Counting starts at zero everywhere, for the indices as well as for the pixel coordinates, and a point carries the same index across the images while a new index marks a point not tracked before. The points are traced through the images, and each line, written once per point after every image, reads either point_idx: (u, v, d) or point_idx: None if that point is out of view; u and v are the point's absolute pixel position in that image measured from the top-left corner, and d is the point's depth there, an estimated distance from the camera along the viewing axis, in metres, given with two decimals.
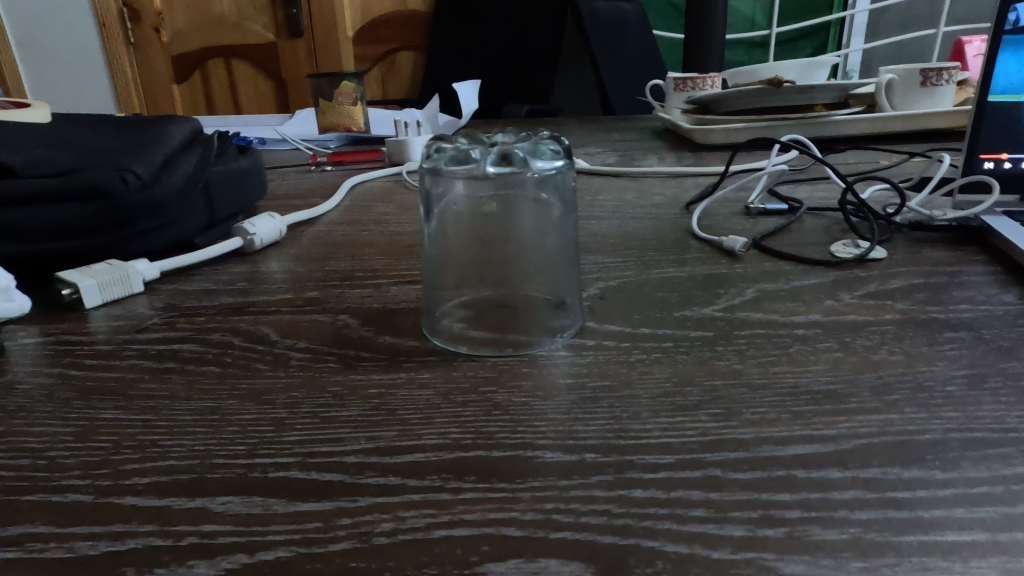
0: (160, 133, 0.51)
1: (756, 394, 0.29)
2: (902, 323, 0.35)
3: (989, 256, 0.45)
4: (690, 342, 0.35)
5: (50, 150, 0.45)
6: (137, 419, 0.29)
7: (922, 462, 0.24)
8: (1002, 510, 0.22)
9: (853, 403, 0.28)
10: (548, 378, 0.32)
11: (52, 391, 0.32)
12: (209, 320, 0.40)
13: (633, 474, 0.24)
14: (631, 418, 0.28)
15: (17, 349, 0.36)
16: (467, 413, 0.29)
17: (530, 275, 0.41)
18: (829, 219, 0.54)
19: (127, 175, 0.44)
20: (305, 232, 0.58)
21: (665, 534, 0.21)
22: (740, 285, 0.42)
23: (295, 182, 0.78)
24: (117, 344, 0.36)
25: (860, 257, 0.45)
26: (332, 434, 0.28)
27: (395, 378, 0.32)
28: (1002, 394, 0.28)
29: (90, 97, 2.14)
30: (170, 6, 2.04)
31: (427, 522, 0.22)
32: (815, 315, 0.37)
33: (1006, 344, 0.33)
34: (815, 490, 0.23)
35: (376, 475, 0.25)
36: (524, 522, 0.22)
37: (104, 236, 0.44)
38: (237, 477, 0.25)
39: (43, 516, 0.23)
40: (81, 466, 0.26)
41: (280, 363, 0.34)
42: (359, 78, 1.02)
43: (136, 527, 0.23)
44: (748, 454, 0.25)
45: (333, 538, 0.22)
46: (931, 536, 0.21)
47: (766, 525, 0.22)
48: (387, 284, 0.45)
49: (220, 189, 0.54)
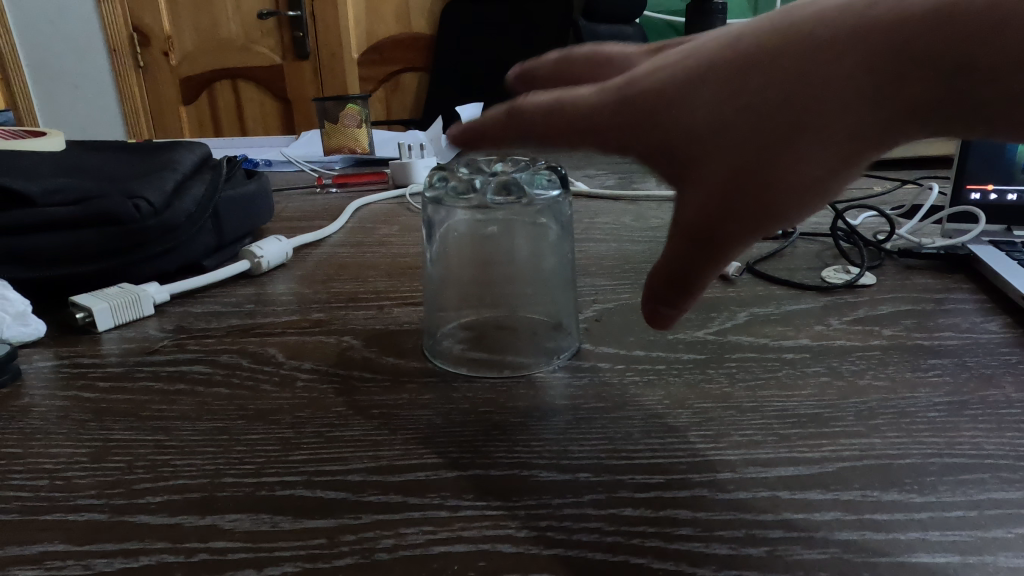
0: (170, 160, 0.53)
1: (744, 417, 0.30)
2: (888, 348, 0.37)
3: (975, 283, 0.46)
4: (682, 364, 0.36)
5: (67, 178, 0.47)
6: (150, 439, 0.30)
7: (900, 485, 0.25)
8: (976, 534, 0.23)
9: (838, 426, 0.29)
10: (544, 399, 0.33)
11: (67, 412, 0.33)
12: (217, 341, 0.41)
13: (625, 493, 0.26)
14: (624, 439, 0.29)
15: (32, 370, 0.37)
16: (466, 434, 0.30)
17: (528, 296, 0.43)
18: (821, 244, 0.55)
19: (138, 202, 0.45)
20: (310, 254, 0.59)
21: (653, 552, 0.23)
22: (732, 309, 0.43)
23: (301, 204, 0.80)
24: (129, 366, 0.38)
25: (849, 282, 0.46)
26: (336, 453, 0.29)
27: (397, 399, 0.33)
28: (982, 420, 0.30)
29: (99, 120, 2.17)
30: (180, 29, 2.08)
31: (427, 539, 0.24)
32: (804, 339, 0.38)
33: (987, 370, 0.34)
34: (797, 510, 0.24)
35: (378, 493, 0.26)
36: (519, 539, 0.23)
37: (116, 260, 0.46)
38: (244, 495, 0.26)
39: (60, 534, 0.24)
40: (96, 485, 0.27)
41: (285, 383, 0.35)
42: (365, 101, 1.04)
43: (149, 544, 0.24)
44: (733, 475, 0.26)
45: (337, 554, 0.23)
46: (905, 557, 0.22)
47: (748, 544, 0.23)
48: (390, 305, 0.47)
49: (229, 213, 0.56)
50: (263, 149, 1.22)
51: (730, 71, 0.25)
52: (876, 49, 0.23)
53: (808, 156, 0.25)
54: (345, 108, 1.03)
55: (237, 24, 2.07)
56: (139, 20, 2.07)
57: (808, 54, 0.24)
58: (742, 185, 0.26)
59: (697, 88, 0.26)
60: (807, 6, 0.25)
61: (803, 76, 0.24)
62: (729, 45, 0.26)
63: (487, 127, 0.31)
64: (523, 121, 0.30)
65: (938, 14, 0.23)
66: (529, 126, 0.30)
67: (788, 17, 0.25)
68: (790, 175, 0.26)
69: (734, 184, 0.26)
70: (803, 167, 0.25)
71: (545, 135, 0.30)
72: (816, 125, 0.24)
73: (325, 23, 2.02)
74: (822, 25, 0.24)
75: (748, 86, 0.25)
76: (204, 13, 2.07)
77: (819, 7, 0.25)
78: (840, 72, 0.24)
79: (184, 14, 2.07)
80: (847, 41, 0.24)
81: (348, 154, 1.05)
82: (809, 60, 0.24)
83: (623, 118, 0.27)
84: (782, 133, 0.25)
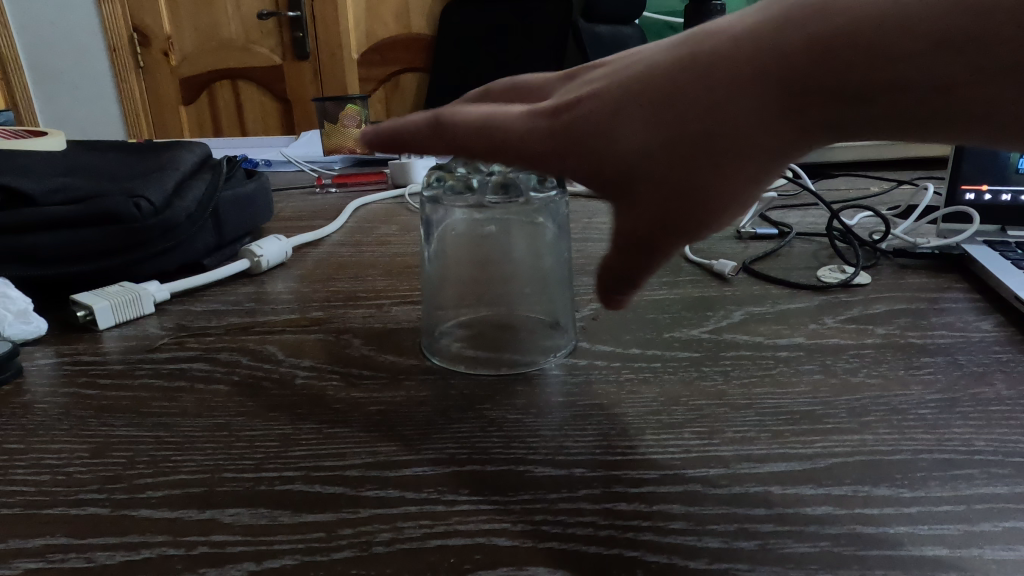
0: (170, 160, 0.53)
1: (738, 414, 0.31)
2: (882, 347, 0.37)
3: (969, 282, 0.46)
4: (677, 362, 0.36)
5: (68, 178, 0.47)
6: (151, 435, 0.30)
7: (890, 480, 0.26)
8: (964, 528, 0.23)
9: (831, 423, 0.30)
10: (541, 396, 0.33)
11: (69, 409, 0.33)
12: (217, 339, 0.41)
13: (619, 488, 0.26)
14: (619, 436, 0.29)
15: (34, 367, 0.38)
16: (463, 430, 0.30)
17: (526, 295, 0.43)
18: (817, 244, 0.56)
19: (139, 202, 0.46)
20: (309, 254, 0.60)
21: (647, 545, 0.23)
22: (728, 308, 0.44)
23: (300, 203, 0.80)
24: (130, 364, 0.38)
25: (844, 281, 0.47)
26: (334, 449, 0.29)
27: (395, 396, 0.34)
28: (972, 417, 0.30)
29: (99, 121, 2.17)
30: (180, 29, 2.08)
31: (424, 532, 0.24)
32: (799, 338, 0.39)
33: (979, 368, 0.34)
34: (789, 505, 0.25)
35: (376, 488, 0.26)
36: (514, 533, 0.24)
37: (117, 259, 0.46)
38: (245, 490, 0.26)
39: (63, 527, 0.25)
40: (98, 480, 0.27)
41: (285, 381, 0.36)
42: (365, 101, 1.05)
43: (150, 537, 0.24)
44: (727, 471, 0.27)
45: (336, 547, 0.23)
46: (894, 550, 0.22)
47: (741, 538, 0.23)
48: (389, 304, 0.47)
49: (229, 213, 0.56)
50: (263, 150, 1.23)
51: (647, 100, 0.26)
52: (776, 78, 0.24)
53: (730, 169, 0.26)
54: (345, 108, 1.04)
55: (237, 24, 2.07)
56: (139, 21, 2.07)
57: (716, 83, 0.25)
58: (670, 202, 0.27)
59: (621, 116, 0.27)
60: (714, 36, 0.26)
61: (714, 103, 0.25)
62: (646, 73, 0.27)
63: (424, 148, 0.32)
64: (462, 145, 0.31)
65: (829, 41, 0.23)
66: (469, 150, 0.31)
67: (698, 48, 0.26)
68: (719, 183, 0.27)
69: (664, 199, 0.27)
70: (727, 182, 0.26)
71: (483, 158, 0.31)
72: (731, 147, 0.26)
73: (324, 24, 2.03)
74: (728, 56, 0.25)
75: (665, 115, 0.26)
76: (203, 13, 2.07)
77: (724, 37, 0.26)
78: (747, 99, 0.25)
79: (184, 15, 2.07)
80: (751, 71, 0.25)
81: (348, 154, 1.05)
82: (718, 89, 0.25)
83: (553, 143, 0.29)
84: (703, 155, 0.26)
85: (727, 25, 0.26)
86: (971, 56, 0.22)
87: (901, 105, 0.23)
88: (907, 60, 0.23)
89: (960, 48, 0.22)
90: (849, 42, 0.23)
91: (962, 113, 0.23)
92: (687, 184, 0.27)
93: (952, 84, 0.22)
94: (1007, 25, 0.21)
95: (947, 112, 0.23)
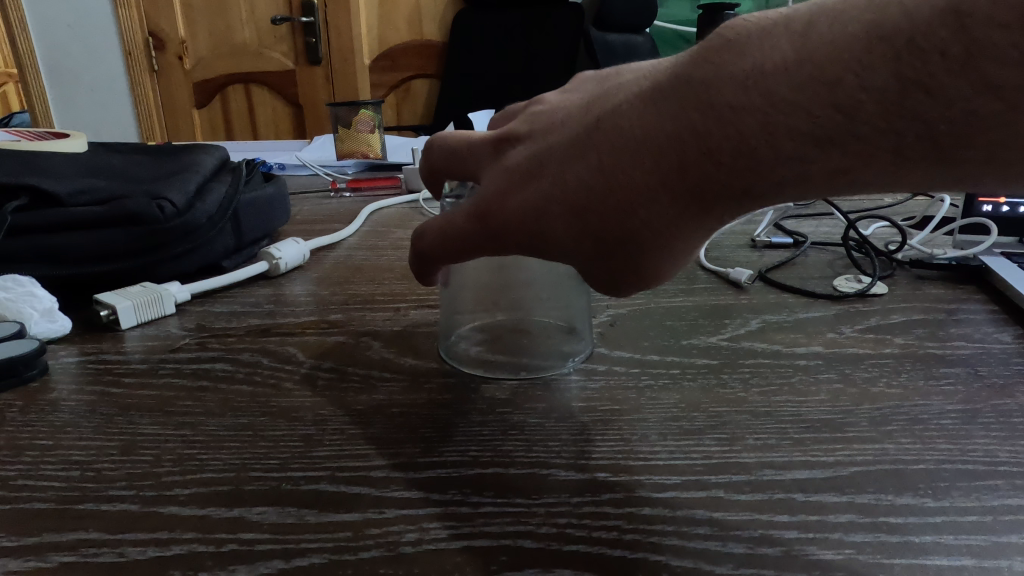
0: (191, 163, 0.54)
1: (759, 422, 0.31)
2: (901, 357, 0.37)
3: (987, 294, 0.46)
4: (696, 369, 0.36)
5: (92, 180, 0.48)
6: (177, 434, 0.31)
7: (914, 489, 0.26)
8: (991, 538, 0.23)
9: (852, 431, 0.30)
10: (560, 401, 0.33)
11: (95, 407, 0.33)
12: (238, 340, 0.42)
13: (641, 493, 0.26)
14: (640, 441, 0.30)
15: (59, 366, 0.38)
16: (484, 433, 0.31)
17: (543, 300, 0.42)
18: (833, 253, 0.56)
19: (163, 203, 0.47)
20: (327, 257, 0.60)
21: (671, 550, 0.23)
22: (745, 316, 0.44)
23: (316, 207, 0.81)
24: (153, 363, 0.38)
25: (861, 291, 0.47)
26: (357, 451, 0.29)
27: (416, 399, 0.34)
28: (995, 428, 0.30)
29: (114, 125, 2.18)
30: (195, 34, 2.12)
31: (449, 534, 0.24)
32: (816, 346, 0.39)
33: (1000, 380, 0.34)
34: (812, 513, 0.25)
35: (401, 489, 0.27)
36: (539, 535, 0.24)
37: (141, 259, 0.47)
38: (271, 489, 0.27)
39: (95, 522, 0.25)
40: (126, 477, 0.28)
41: (307, 382, 0.36)
42: (379, 107, 1.06)
43: (179, 534, 0.24)
44: (750, 477, 0.27)
45: (362, 547, 0.24)
46: (920, 559, 0.22)
47: (765, 544, 0.23)
48: (406, 308, 0.47)
49: (249, 216, 0.57)
50: (277, 154, 1.24)
51: (569, 201, 0.28)
52: (679, 180, 0.25)
53: (668, 240, 0.27)
54: (358, 113, 1.04)
55: (251, 29, 2.10)
56: (155, 26, 2.09)
57: (625, 187, 0.26)
58: (621, 275, 0.29)
59: (550, 216, 0.28)
60: (614, 132, 0.27)
61: (627, 206, 0.26)
62: (562, 169, 0.28)
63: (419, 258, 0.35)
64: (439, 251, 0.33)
65: (719, 146, 0.24)
66: (442, 255, 0.33)
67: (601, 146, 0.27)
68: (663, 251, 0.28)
69: (613, 275, 0.29)
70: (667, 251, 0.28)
71: (454, 260, 0.33)
72: (657, 237, 0.27)
73: (337, 30, 2.05)
74: (629, 159, 0.26)
75: (586, 215, 0.27)
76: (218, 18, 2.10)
77: (624, 134, 0.26)
78: (656, 200, 0.26)
79: (199, 20, 2.11)
80: (654, 175, 0.25)
81: (361, 159, 1.06)
82: (628, 193, 0.26)
83: (500, 242, 0.30)
84: (635, 243, 0.27)
85: (622, 119, 0.27)
86: (853, 148, 0.22)
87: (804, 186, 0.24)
88: (797, 158, 0.23)
89: (842, 143, 0.22)
90: (737, 147, 0.24)
91: (860, 186, 0.24)
92: (629, 263, 0.28)
93: (846, 169, 0.23)
94: (880, 117, 0.21)
95: (849, 188, 0.24)
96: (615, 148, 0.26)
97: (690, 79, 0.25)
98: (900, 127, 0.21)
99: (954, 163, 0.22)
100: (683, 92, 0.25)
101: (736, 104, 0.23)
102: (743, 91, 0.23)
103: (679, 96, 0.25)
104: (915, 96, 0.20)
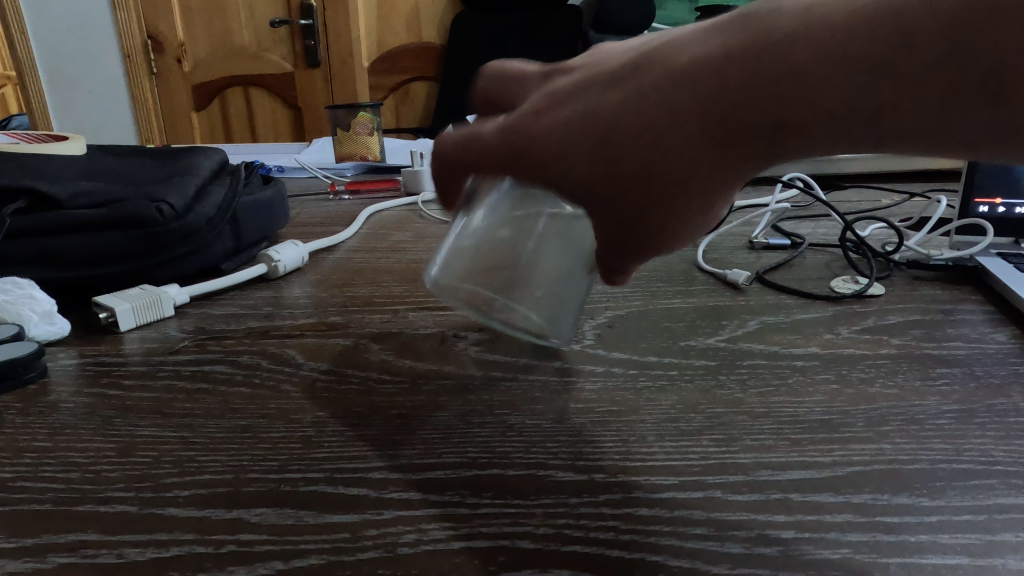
0: (190, 165, 0.54)
1: (756, 422, 0.31)
2: (897, 357, 0.37)
3: (984, 294, 0.47)
4: (694, 370, 0.37)
5: (91, 182, 0.48)
6: (176, 436, 0.31)
7: (909, 489, 0.26)
8: (986, 536, 0.23)
9: (848, 432, 0.30)
10: (559, 402, 0.34)
11: (94, 409, 0.34)
12: (237, 343, 0.42)
13: (639, 494, 0.26)
14: (638, 442, 0.30)
15: (58, 368, 0.38)
16: (482, 434, 0.31)
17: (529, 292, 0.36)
18: (830, 254, 0.56)
19: (162, 207, 0.47)
20: (325, 259, 0.60)
21: (669, 550, 0.23)
22: (742, 317, 0.44)
23: (315, 210, 0.81)
24: (152, 365, 0.38)
25: (858, 292, 0.47)
26: (356, 452, 0.29)
27: (414, 400, 0.34)
28: (990, 428, 0.30)
29: (113, 128, 2.18)
30: (194, 37, 2.12)
31: (447, 534, 0.24)
32: (813, 347, 0.39)
33: (996, 380, 0.34)
34: (809, 512, 0.25)
35: (399, 490, 0.27)
36: (537, 536, 0.24)
37: (140, 262, 0.47)
38: (269, 490, 0.27)
39: (94, 524, 0.25)
40: (125, 479, 0.28)
41: (305, 384, 0.36)
42: (377, 109, 1.06)
43: (178, 535, 0.24)
44: (746, 478, 0.27)
45: (361, 548, 0.24)
46: (915, 558, 0.22)
47: (762, 544, 0.23)
48: (405, 309, 0.47)
49: (248, 218, 0.57)
50: (276, 156, 1.24)
51: (591, 130, 0.26)
52: (717, 114, 0.24)
53: (687, 184, 0.26)
54: (357, 115, 1.04)
55: (250, 32, 2.10)
56: (154, 28, 2.09)
57: (659, 116, 0.24)
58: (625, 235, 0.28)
59: (569, 144, 0.26)
60: (655, 60, 0.25)
61: (653, 150, 0.25)
62: (603, 93, 0.26)
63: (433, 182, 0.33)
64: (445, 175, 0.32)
65: (768, 72, 0.22)
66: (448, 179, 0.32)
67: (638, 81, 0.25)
68: (678, 196, 0.26)
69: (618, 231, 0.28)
70: (684, 199, 0.26)
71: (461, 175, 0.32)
72: (677, 178, 0.25)
73: (336, 32, 2.05)
74: (668, 89, 0.24)
75: (607, 146, 0.25)
76: (218, 21, 2.10)
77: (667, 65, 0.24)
78: (687, 134, 0.24)
79: (198, 23, 2.10)
80: (692, 104, 0.24)
81: (360, 161, 1.06)
82: (658, 122, 0.24)
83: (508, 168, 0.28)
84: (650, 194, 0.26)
85: (674, 47, 0.25)
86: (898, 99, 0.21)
87: (833, 143, 0.23)
88: (848, 90, 0.22)
89: (895, 73, 0.21)
90: (786, 75, 0.22)
91: (899, 136, 0.22)
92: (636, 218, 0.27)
93: (883, 125, 0.22)
94: (949, 68, 0.20)
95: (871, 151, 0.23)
96: (653, 79, 0.24)
97: (751, 12, 0.23)
98: (960, 65, 0.20)
99: (1004, 121, 0.21)
100: (740, 24, 0.23)
101: (794, 31, 0.22)
102: (807, 19, 0.22)
103: (734, 28, 0.23)
104: (986, 29, 0.19)
